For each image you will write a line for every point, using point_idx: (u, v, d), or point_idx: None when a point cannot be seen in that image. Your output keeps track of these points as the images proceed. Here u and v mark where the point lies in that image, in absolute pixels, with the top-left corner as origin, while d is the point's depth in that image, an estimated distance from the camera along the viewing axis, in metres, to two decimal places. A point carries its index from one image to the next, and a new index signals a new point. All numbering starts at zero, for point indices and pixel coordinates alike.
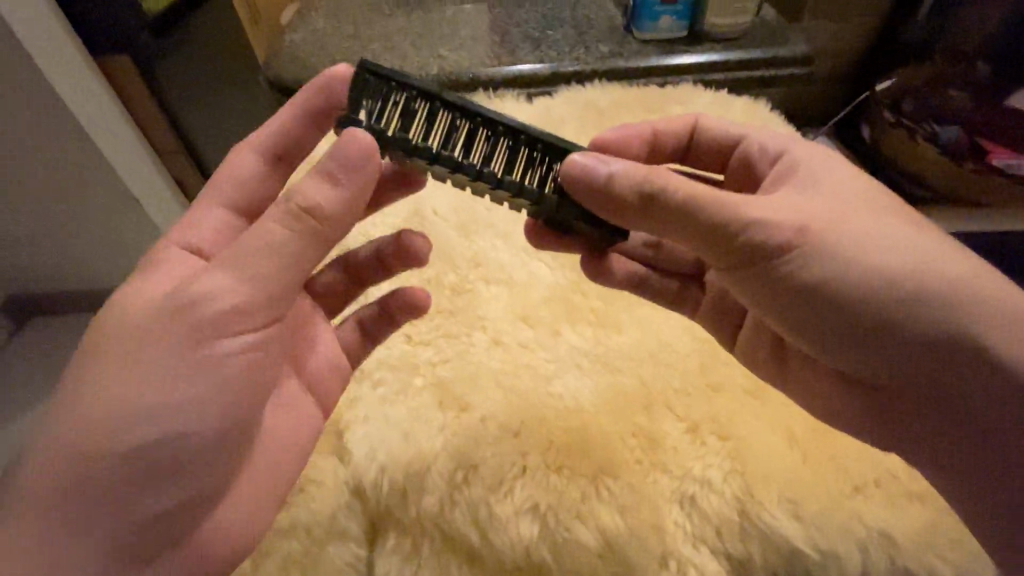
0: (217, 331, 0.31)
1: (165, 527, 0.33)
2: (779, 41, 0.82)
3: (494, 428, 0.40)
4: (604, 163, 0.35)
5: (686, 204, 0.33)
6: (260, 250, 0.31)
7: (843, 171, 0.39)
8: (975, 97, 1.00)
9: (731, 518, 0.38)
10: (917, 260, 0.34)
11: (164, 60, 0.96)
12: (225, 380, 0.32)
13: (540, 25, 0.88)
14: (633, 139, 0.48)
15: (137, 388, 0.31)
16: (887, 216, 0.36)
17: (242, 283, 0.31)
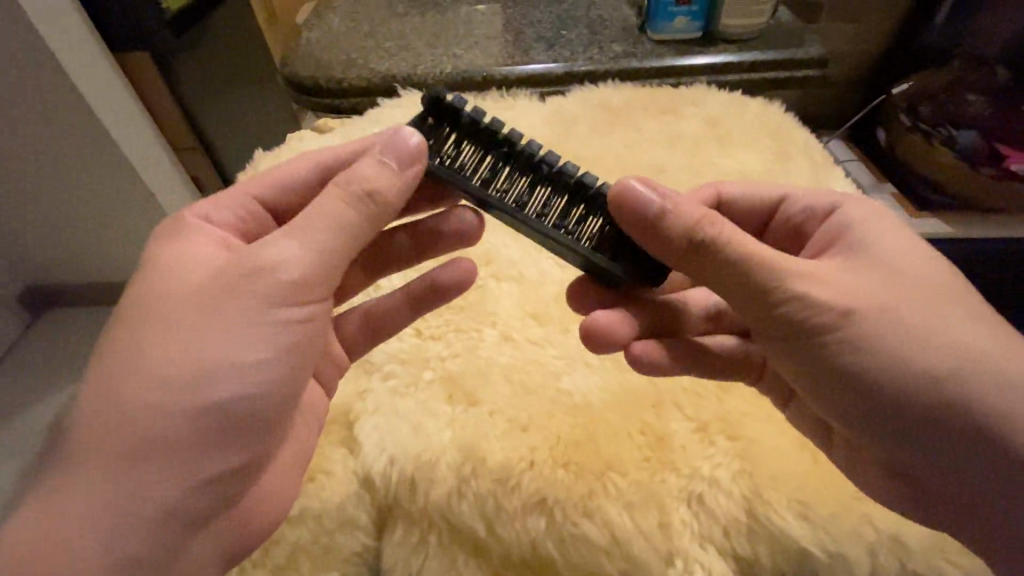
0: (285, 302, 0.33)
1: (223, 489, 0.34)
2: (794, 43, 0.82)
3: (502, 423, 0.40)
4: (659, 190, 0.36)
5: (731, 254, 0.34)
6: (328, 227, 0.34)
7: (901, 246, 0.37)
8: (992, 103, 1.01)
9: (738, 518, 0.38)
10: (954, 357, 0.33)
11: (177, 55, 0.98)
12: (290, 348, 0.35)
13: (554, 25, 0.89)
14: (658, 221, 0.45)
15: (208, 350, 0.32)
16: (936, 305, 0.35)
17: (312, 263, 0.34)
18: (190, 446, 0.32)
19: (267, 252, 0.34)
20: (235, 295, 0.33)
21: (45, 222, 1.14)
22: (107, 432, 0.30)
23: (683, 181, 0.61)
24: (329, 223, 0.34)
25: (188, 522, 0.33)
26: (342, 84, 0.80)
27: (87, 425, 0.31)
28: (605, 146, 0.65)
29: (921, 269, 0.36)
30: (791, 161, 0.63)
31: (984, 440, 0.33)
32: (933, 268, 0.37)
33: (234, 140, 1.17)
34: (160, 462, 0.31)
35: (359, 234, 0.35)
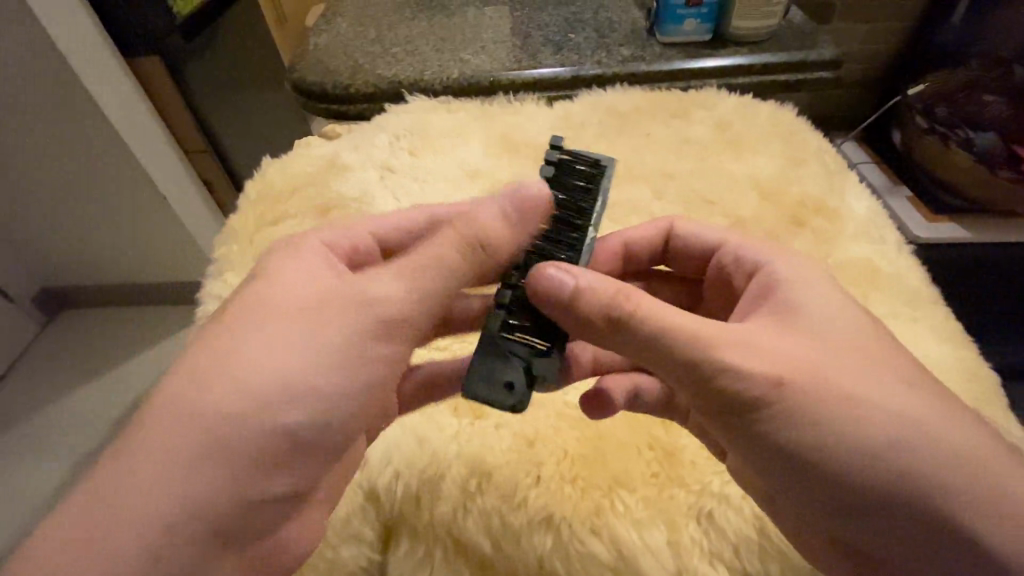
0: (383, 337, 0.33)
1: (280, 511, 0.31)
2: (805, 44, 0.81)
3: (509, 437, 0.40)
4: (571, 278, 0.33)
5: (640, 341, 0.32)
6: (431, 267, 0.33)
7: (767, 378, 0.30)
8: (1010, 103, 1.02)
9: (750, 536, 0.37)
10: (806, 489, 0.31)
11: (189, 59, 0.99)
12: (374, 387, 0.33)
13: (562, 29, 0.88)
14: (631, 295, 0.32)
15: (307, 365, 0.30)
16: (788, 450, 0.31)
17: (417, 299, 0.33)
18: (260, 460, 0.29)
19: (378, 281, 0.33)
20: (339, 316, 0.32)
21: (62, 223, 1.16)
22: (186, 425, 0.27)
23: (693, 187, 0.60)
24: (438, 271, 0.33)
25: (233, 546, 0.29)
26: (349, 90, 0.80)
27: (166, 413, 0.28)
28: (613, 151, 0.64)
29: (777, 404, 0.30)
30: (802, 165, 0.63)
31: (907, 530, 0.30)
32: (805, 403, 0.30)
33: (244, 145, 1.19)
34: (225, 471, 0.28)
35: (459, 279, 0.34)
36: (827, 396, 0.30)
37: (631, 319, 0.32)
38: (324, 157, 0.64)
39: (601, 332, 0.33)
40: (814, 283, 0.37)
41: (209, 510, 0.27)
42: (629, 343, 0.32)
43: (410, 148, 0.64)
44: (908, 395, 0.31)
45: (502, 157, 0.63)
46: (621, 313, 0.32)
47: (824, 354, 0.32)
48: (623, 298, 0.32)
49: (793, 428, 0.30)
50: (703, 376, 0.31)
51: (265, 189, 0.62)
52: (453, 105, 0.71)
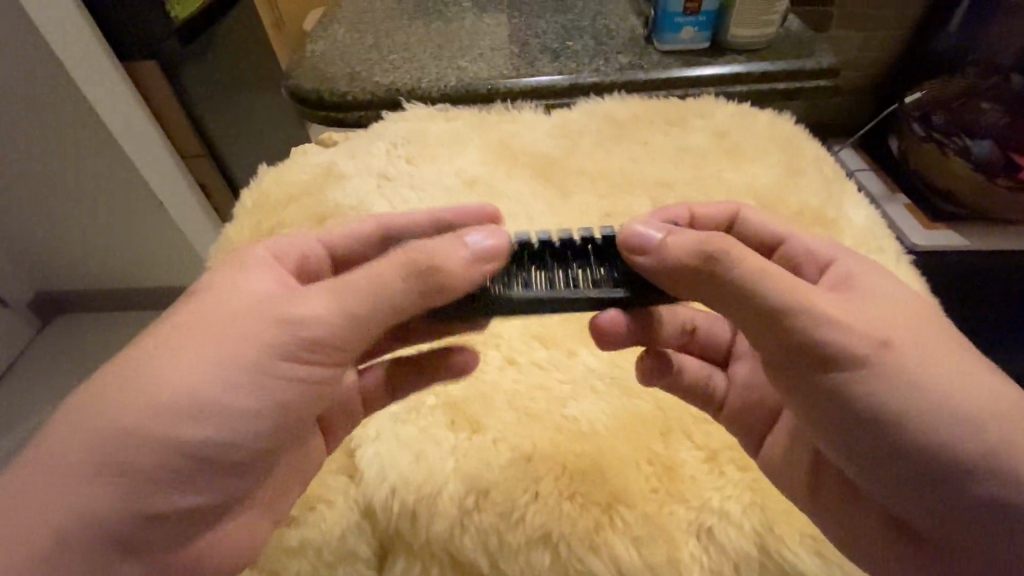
0: (295, 358, 0.34)
1: (180, 527, 0.34)
2: (802, 52, 0.81)
3: (506, 452, 0.39)
4: (659, 232, 0.36)
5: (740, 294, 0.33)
6: (362, 290, 0.34)
7: (854, 334, 0.32)
8: (1007, 112, 1.04)
9: (750, 553, 0.36)
10: (872, 445, 0.33)
11: (185, 64, 0.99)
12: (285, 402, 0.35)
13: (560, 36, 0.88)
14: (721, 240, 0.34)
15: (211, 385, 0.32)
16: (867, 406, 0.32)
17: (335, 325, 0.34)
18: (156, 475, 0.31)
19: (302, 299, 0.34)
20: (250, 339, 0.33)
21: (57, 228, 1.15)
22: (84, 438, 0.30)
23: (690, 196, 0.60)
24: (372, 293, 0.34)
25: (140, 547, 0.32)
26: (347, 97, 0.80)
27: (73, 421, 0.31)
28: (611, 160, 0.64)
29: (871, 360, 0.32)
30: (801, 175, 0.62)
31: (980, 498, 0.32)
32: (893, 362, 0.32)
33: (241, 152, 1.18)
34: (122, 482, 0.30)
35: (385, 307, 0.34)
36: (902, 356, 0.32)
37: (725, 260, 0.33)
38: (321, 165, 0.64)
39: (691, 277, 0.35)
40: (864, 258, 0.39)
41: (101, 516, 0.30)
42: (727, 300, 0.34)
43: (407, 157, 0.64)
44: (974, 369, 0.34)
45: (499, 165, 0.63)
46: (714, 253, 0.34)
47: (901, 319, 0.34)
48: (709, 248, 0.34)
49: (878, 385, 0.32)
50: (801, 330, 0.32)
51: (261, 198, 0.62)
52: (451, 113, 0.71)
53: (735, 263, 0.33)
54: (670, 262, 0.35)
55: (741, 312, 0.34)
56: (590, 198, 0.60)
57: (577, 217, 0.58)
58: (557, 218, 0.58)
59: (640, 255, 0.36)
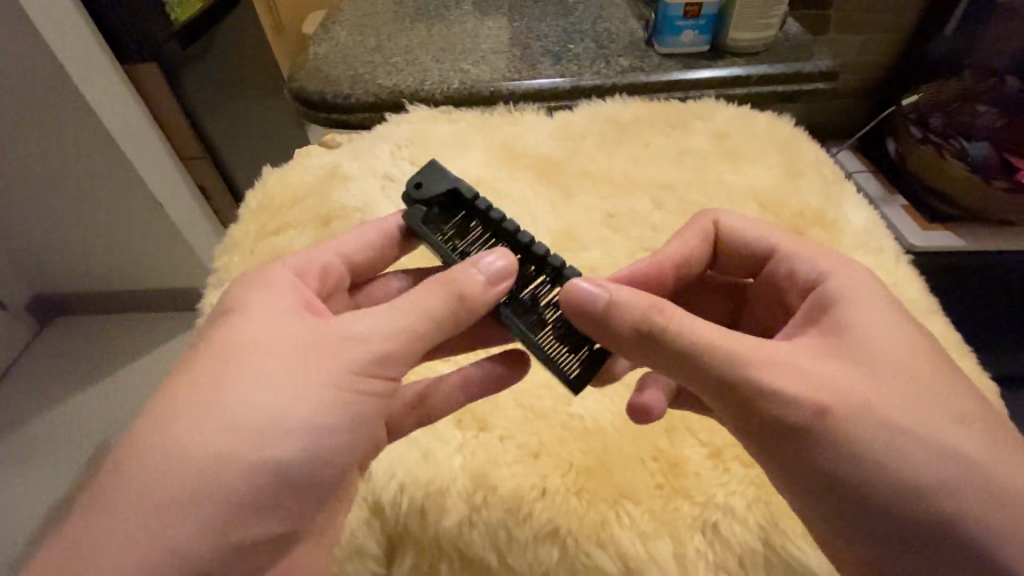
0: (369, 374, 0.34)
1: (259, 557, 0.32)
2: (801, 55, 0.82)
3: (513, 449, 0.40)
4: (606, 290, 0.35)
5: (685, 357, 0.33)
6: (421, 317, 0.35)
7: (803, 399, 0.31)
8: (1003, 113, 1.05)
9: (755, 548, 0.37)
10: (823, 505, 0.32)
11: (184, 65, 0.99)
12: (357, 423, 0.34)
13: (561, 39, 0.89)
14: (660, 313, 0.34)
15: (283, 405, 0.32)
16: (814, 469, 0.31)
17: (402, 349, 0.35)
18: (237, 503, 0.30)
19: (362, 324, 0.35)
20: (319, 357, 0.33)
21: (58, 230, 1.15)
22: (168, 464, 0.29)
23: (692, 197, 0.60)
24: (424, 314, 0.35)
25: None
26: (350, 99, 0.81)
27: (151, 449, 0.30)
28: (613, 162, 0.65)
29: (820, 428, 0.31)
30: (801, 177, 0.63)
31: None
32: (847, 426, 0.30)
33: (241, 155, 1.18)
34: (206, 508, 0.29)
35: (440, 331, 0.36)
36: (861, 420, 0.31)
37: (665, 331, 0.33)
38: (325, 167, 0.64)
39: (637, 346, 0.34)
40: (870, 301, 0.36)
41: (184, 549, 0.28)
42: (666, 366, 0.34)
43: (411, 158, 0.65)
44: (961, 431, 0.31)
45: (503, 167, 0.63)
46: (652, 327, 0.34)
47: (873, 379, 0.32)
48: (650, 318, 0.34)
49: (827, 451, 0.31)
50: (748, 397, 0.32)
51: (266, 199, 0.62)
52: (454, 115, 0.71)
53: (677, 331, 0.33)
54: (613, 330, 0.35)
55: (696, 376, 0.33)
56: (593, 200, 0.60)
57: (580, 217, 0.59)
58: (560, 218, 0.58)
59: (578, 313, 0.35)
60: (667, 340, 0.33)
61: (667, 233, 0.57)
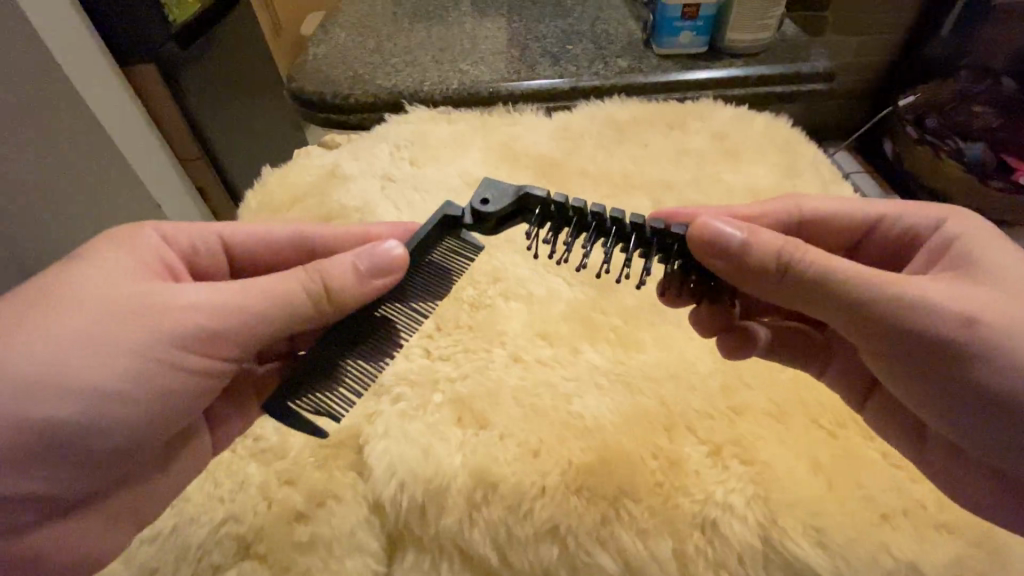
0: (189, 351, 0.36)
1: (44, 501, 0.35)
2: (798, 56, 0.82)
3: (513, 447, 0.40)
4: (741, 231, 0.36)
5: (822, 284, 0.35)
6: (253, 300, 0.37)
7: (946, 319, 0.34)
8: (999, 115, 1.08)
9: (755, 545, 0.37)
10: (969, 414, 0.36)
11: (183, 66, 0.99)
12: (161, 393, 0.36)
13: (560, 40, 0.89)
14: (798, 244, 0.36)
15: (81, 369, 0.34)
16: (957, 382, 0.35)
17: (224, 329, 0.37)
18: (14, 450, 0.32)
19: (188, 301, 0.36)
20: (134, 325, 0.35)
21: None
22: None
23: (691, 197, 0.61)
24: (275, 295, 0.37)
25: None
26: (350, 100, 0.81)
27: None
28: (613, 162, 0.65)
29: (972, 344, 0.34)
30: (799, 177, 0.64)
31: None
32: (991, 335, 0.33)
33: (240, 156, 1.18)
34: None
35: (280, 318, 0.38)
36: (1007, 336, 0.33)
37: (802, 263, 0.35)
38: (324, 167, 0.65)
39: (773, 279, 0.36)
40: (986, 233, 0.39)
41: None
42: (806, 301, 0.36)
43: (410, 158, 0.65)
44: None
45: (502, 167, 0.64)
46: (791, 262, 0.36)
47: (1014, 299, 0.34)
48: (785, 255, 0.36)
49: (978, 364, 0.34)
50: (885, 316, 0.35)
51: (265, 199, 0.62)
52: (453, 115, 0.72)
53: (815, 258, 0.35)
54: (752, 267, 0.36)
55: (828, 303, 0.36)
56: (592, 199, 0.61)
57: None
58: None
59: (705, 253, 0.36)
60: (804, 269, 0.35)
61: None
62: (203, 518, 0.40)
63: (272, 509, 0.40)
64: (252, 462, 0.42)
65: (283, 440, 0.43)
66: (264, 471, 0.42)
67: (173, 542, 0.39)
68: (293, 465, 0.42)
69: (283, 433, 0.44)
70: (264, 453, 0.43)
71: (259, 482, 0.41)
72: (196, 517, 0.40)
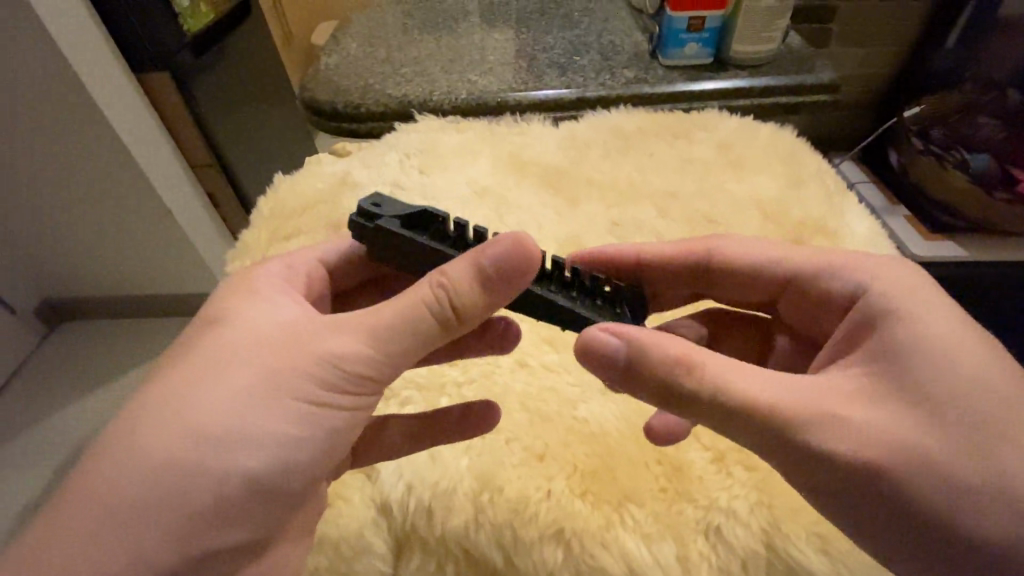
0: (331, 386, 0.35)
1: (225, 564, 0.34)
2: (803, 68, 0.83)
3: (518, 452, 0.41)
4: (621, 338, 0.32)
5: (721, 409, 0.31)
6: (400, 326, 0.35)
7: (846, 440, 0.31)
8: (1005, 124, 1.08)
9: (758, 551, 0.37)
10: (895, 535, 0.32)
11: (195, 74, 1.01)
12: (328, 436, 0.35)
13: (567, 51, 0.90)
14: (696, 356, 0.32)
15: (239, 422, 0.32)
16: (875, 502, 0.31)
17: (371, 359, 0.35)
18: (207, 506, 0.31)
19: (327, 337, 0.35)
20: (282, 368, 0.34)
21: (68, 234, 1.17)
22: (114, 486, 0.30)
23: (697, 206, 0.61)
24: (396, 320, 0.34)
25: None
26: (360, 109, 0.82)
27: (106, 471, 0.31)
28: (618, 171, 0.66)
29: (879, 464, 0.30)
30: (803, 187, 0.64)
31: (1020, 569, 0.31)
32: (899, 465, 0.31)
33: (251, 164, 1.20)
34: (160, 520, 0.30)
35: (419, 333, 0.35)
36: (913, 449, 0.31)
37: (698, 385, 0.31)
38: (336, 174, 0.66)
39: (667, 399, 0.32)
40: (913, 312, 0.36)
41: (137, 554, 0.30)
42: (709, 420, 0.32)
43: (419, 167, 0.66)
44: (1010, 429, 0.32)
45: (509, 175, 0.65)
46: (700, 362, 0.31)
47: (920, 404, 0.32)
48: (686, 366, 0.31)
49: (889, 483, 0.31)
50: (787, 449, 0.31)
51: (277, 205, 0.63)
52: (462, 124, 0.73)
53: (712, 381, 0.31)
54: (644, 371, 0.32)
55: (725, 427, 0.32)
56: (598, 207, 0.62)
57: (584, 224, 0.60)
58: (565, 226, 0.59)
59: (595, 363, 0.32)
60: (698, 390, 0.31)
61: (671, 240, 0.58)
62: None
63: None
64: None
65: None
66: None
67: None
68: None
69: None
70: None
71: None
72: None
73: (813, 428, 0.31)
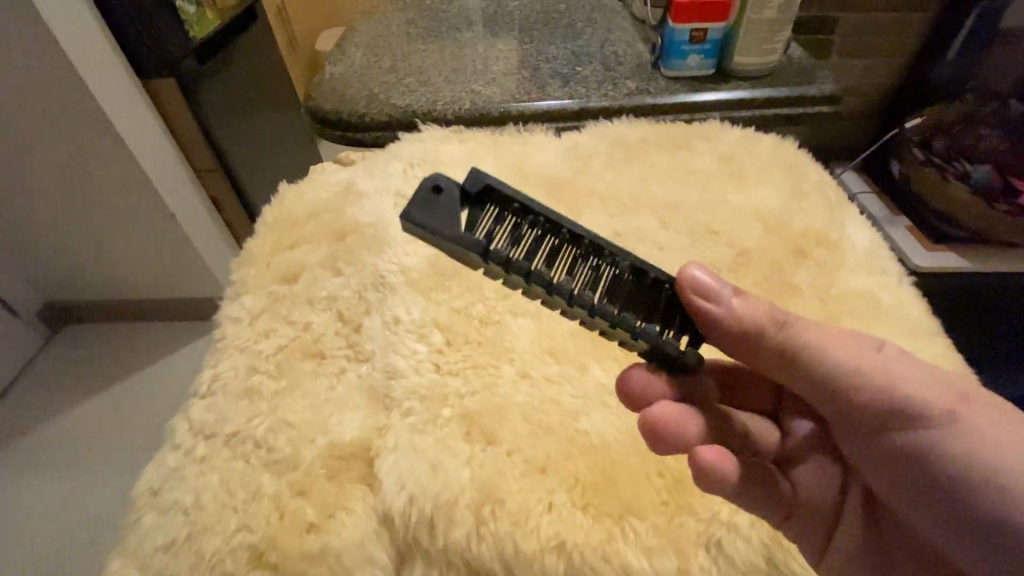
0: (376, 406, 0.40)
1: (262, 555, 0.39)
2: (805, 79, 0.84)
3: (520, 463, 0.41)
4: (730, 288, 0.35)
5: (808, 347, 0.35)
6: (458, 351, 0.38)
7: (914, 392, 0.33)
8: (1006, 136, 1.07)
9: (758, 565, 0.37)
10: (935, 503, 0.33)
11: (201, 82, 1.02)
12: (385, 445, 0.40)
13: (570, 61, 0.91)
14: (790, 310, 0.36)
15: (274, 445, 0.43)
16: (918, 459, 0.33)
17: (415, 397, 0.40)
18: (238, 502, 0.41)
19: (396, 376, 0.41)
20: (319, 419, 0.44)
21: (73, 239, 1.18)
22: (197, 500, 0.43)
23: (699, 217, 0.61)
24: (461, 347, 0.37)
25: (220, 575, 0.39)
26: (364, 118, 0.83)
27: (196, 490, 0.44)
28: (620, 181, 0.66)
29: (932, 423, 0.33)
30: (804, 198, 0.64)
31: None
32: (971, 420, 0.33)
33: (256, 172, 1.21)
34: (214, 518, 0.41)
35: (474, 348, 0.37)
36: (969, 416, 0.33)
37: (794, 328, 0.35)
38: (340, 183, 0.66)
39: (755, 338, 0.35)
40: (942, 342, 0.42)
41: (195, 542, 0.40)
42: (784, 368, 0.36)
43: (422, 176, 0.66)
44: None
45: (511, 185, 0.65)
46: (788, 317, 0.35)
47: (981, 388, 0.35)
48: (779, 318, 0.35)
49: (940, 443, 0.33)
50: (869, 384, 0.34)
51: (281, 214, 0.64)
52: (465, 134, 0.74)
53: (802, 331, 0.35)
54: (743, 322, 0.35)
55: (805, 367, 0.35)
56: (600, 218, 0.62)
57: None
58: None
59: (699, 306, 0.35)
60: (787, 333, 0.35)
61: (673, 251, 0.58)
62: (217, 528, 0.41)
63: (284, 520, 0.40)
64: (265, 473, 0.43)
65: (295, 451, 0.43)
66: (277, 482, 0.42)
67: (189, 550, 0.41)
68: (305, 475, 0.42)
69: (294, 443, 0.44)
70: (276, 464, 0.43)
71: (272, 492, 0.42)
72: (211, 527, 0.41)
73: (891, 373, 0.34)
